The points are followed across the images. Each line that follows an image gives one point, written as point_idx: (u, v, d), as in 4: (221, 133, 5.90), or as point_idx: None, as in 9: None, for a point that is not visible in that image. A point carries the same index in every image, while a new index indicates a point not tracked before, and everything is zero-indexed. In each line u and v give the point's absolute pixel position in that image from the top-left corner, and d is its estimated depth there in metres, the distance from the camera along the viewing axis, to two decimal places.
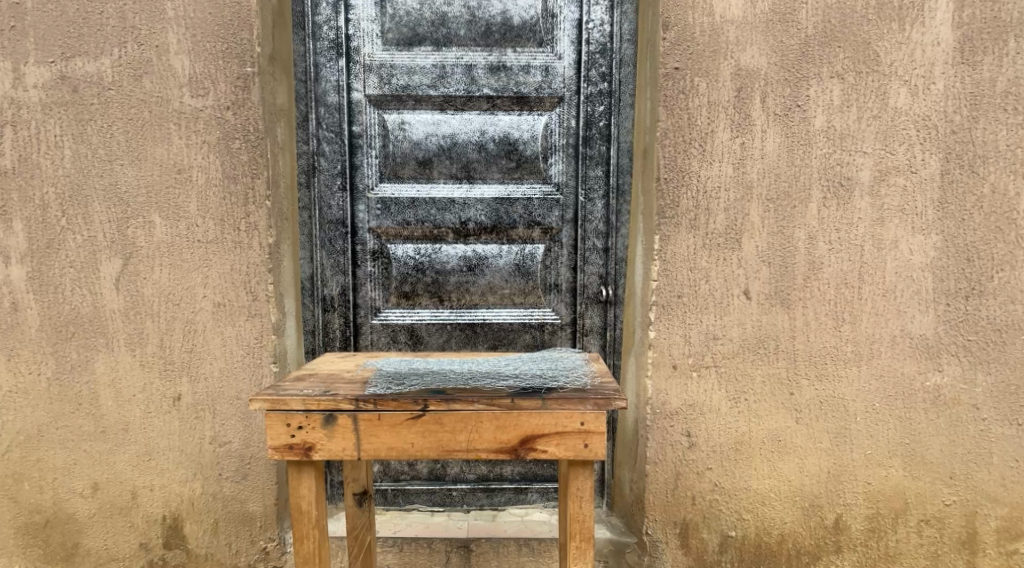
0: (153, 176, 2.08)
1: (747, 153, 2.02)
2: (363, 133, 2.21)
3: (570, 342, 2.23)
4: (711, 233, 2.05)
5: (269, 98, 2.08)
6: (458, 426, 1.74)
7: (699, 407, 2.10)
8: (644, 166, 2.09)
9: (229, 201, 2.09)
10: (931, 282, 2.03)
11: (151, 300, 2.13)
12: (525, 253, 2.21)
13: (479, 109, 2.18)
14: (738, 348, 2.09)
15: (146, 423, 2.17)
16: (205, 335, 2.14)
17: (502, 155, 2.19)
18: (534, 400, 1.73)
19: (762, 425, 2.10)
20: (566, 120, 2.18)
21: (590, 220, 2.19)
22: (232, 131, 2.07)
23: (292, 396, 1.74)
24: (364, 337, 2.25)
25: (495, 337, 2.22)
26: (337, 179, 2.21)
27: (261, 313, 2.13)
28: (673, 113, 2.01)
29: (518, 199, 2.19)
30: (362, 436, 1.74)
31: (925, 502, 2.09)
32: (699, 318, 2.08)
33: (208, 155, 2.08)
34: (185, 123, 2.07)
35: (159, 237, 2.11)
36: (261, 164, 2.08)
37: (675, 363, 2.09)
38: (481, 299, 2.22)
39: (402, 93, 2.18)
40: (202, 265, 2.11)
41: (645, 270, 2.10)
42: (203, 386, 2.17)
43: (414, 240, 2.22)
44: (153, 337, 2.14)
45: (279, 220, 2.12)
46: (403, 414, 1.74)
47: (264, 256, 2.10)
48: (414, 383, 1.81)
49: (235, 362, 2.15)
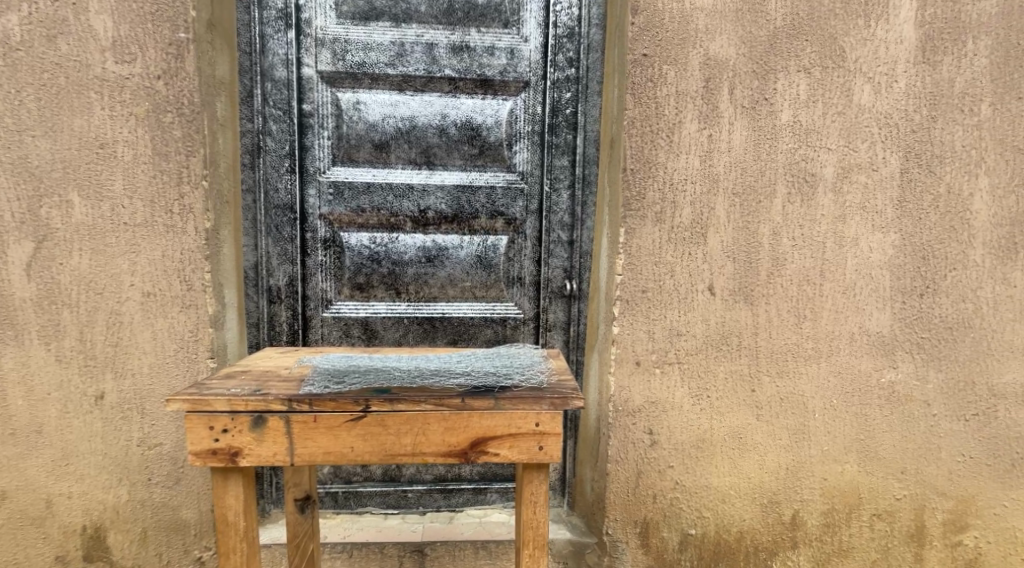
0: (72, 150, 1.88)
1: (715, 146, 1.98)
2: (314, 112, 2.07)
3: (533, 337, 2.17)
4: (677, 227, 2.00)
5: (207, 69, 1.92)
6: (404, 428, 1.57)
7: (661, 404, 2.06)
8: (610, 157, 2.03)
9: (160, 180, 1.91)
10: (889, 280, 2.05)
11: (70, 289, 1.92)
12: (487, 244, 2.14)
13: (440, 91, 2.09)
14: (701, 345, 2.05)
15: (61, 424, 1.96)
16: (132, 327, 1.96)
17: (464, 140, 2.11)
18: (485, 398, 1.56)
19: (723, 423, 2.08)
20: (531, 106, 2.11)
21: (554, 211, 2.13)
22: (163, 103, 1.89)
23: (216, 396, 1.56)
24: (314, 331, 2.11)
25: (456, 332, 2.14)
26: (285, 161, 2.06)
27: (196, 303, 1.96)
28: (640, 102, 1.95)
29: (480, 186, 2.12)
30: (297, 440, 1.57)
31: (877, 497, 2.12)
32: (664, 314, 2.03)
33: (136, 129, 1.89)
34: (108, 92, 1.87)
35: (78, 219, 1.90)
36: (198, 142, 1.91)
37: (638, 360, 2.04)
38: (440, 292, 2.13)
39: (357, 70, 2.05)
40: (129, 250, 1.93)
41: (609, 264, 2.04)
42: (129, 384, 1.98)
43: (369, 229, 2.10)
44: (71, 329, 1.94)
45: (217, 202, 1.96)
46: (342, 416, 1.57)
47: (201, 241, 1.94)
48: (353, 381, 1.62)
49: (167, 357, 1.97)
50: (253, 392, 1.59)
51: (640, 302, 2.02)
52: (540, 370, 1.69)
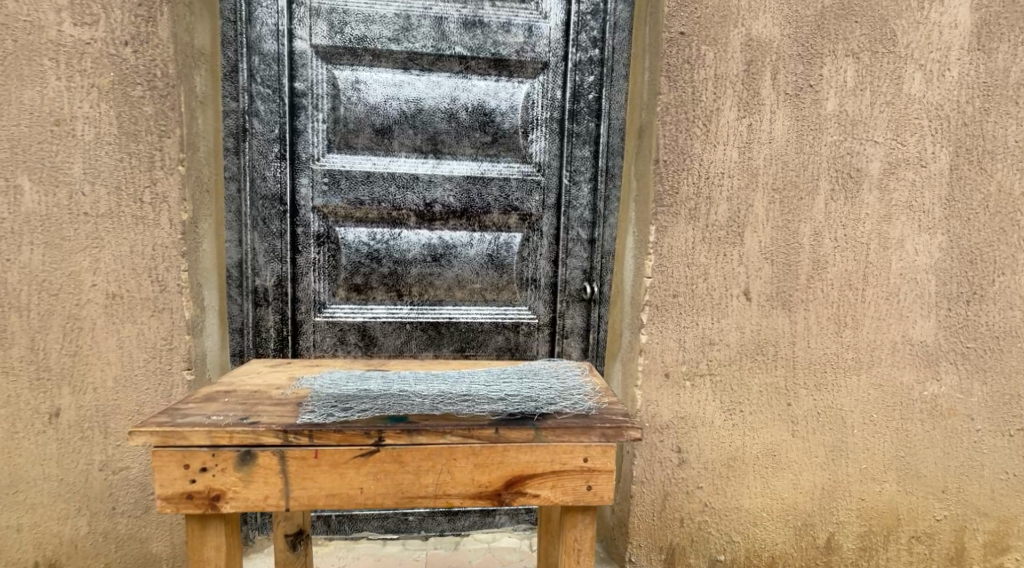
0: (21, 127, 1.62)
1: (755, 136, 1.80)
2: (308, 91, 1.81)
3: (548, 345, 1.96)
4: (712, 225, 1.82)
5: (185, 37, 1.67)
6: (425, 465, 1.36)
7: (691, 420, 1.88)
8: (638, 148, 1.83)
9: (128, 164, 1.66)
10: (934, 285, 1.90)
11: (19, 289, 1.66)
12: (499, 242, 1.91)
13: (449, 71, 1.85)
14: (735, 355, 1.87)
15: (7, 446, 1.69)
16: (93, 334, 1.69)
17: (476, 127, 1.87)
18: (525, 427, 1.37)
19: (757, 440, 1.91)
20: (550, 90, 1.89)
21: (574, 207, 1.92)
22: (131, 74, 1.64)
23: (194, 428, 1.32)
24: (305, 338, 1.86)
25: (463, 339, 1.91)
26: (274, 145, 1.80)
27: (170, 306, 1.70)
28: (676, 85, 1.76)
29: (493, 178, 1.89)
30: (293, 478, 1.34)
31: (916, 518, 1.97)
32: (696, 320, 1.85)
33: (99, 103, 1.64)
34: (66, 59, 1.62)
35: (29, 207, 1.64)
36: (174, 120, 1.66)
37: (667, 371, 1.85)
38: (447, 294, 1.89)
39: (356, 46, 1.81)
40: (90, 244, 1.67)
41: (637, 266, 1.84)
42: (90, 399, 1.71)
43: (368, 223, 1.85)
44: (21, 335, 1.67)
45: (196, 191, 1.71)
46: (348, 451, 1.35)
47: (177, 235, 1.69)
48: (364, 407, 1.39)
49: (135, 369, 1.71)
50: (239, 421, 1.35)
51: (671, 308, 1.83)
52: (582, 390, 1.49)
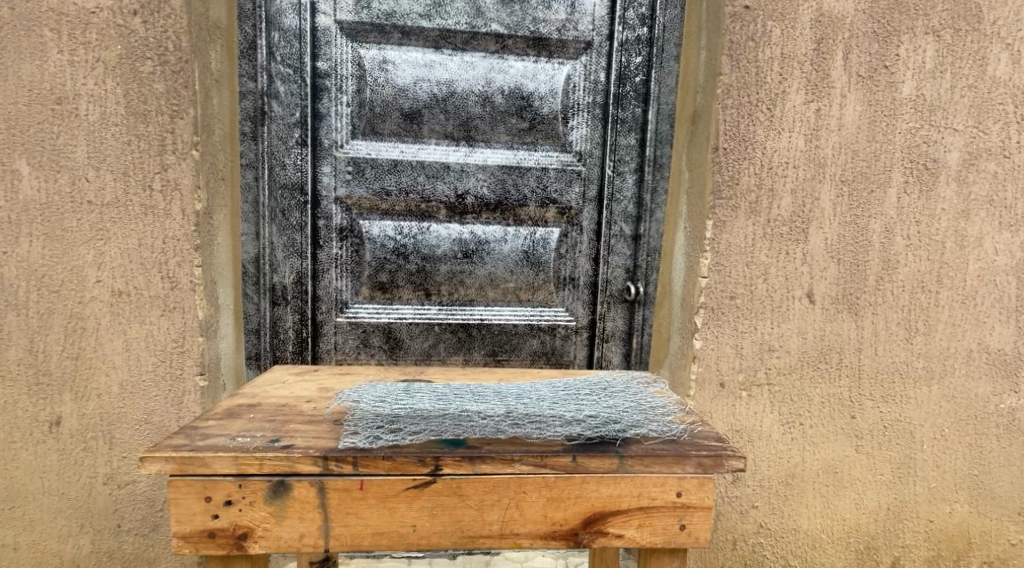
0: (19, 105, 1.48)
1: (823, 122, 1.65)
2: (331, 72, 1.65)
3: (587, 349, 1.79)
4: (774, 221, 1.67)
5: (199, 7, 1.52)
6: (489, 500, 1.24)
7: (747, 433, 1.72)
8: (692, 135, 1.67)
9: (135, 147, 1.52)
10: (1015, 288, 1.73)
11: (17, 285, 1.52)
12: (536, 238, 1.73)
13: (485, 50, 1.68)
14: (796, 362, 1.72)
15: (5, 456, 1.55)
16: (97, 335, 1.55)
17: (512, 112, 1.70)
18: (609, 457, 1.25)
19: (817, 455, 1.75)
20: (592, 72, 1.73)
21: (617, 199, 1.76)
22: (141, 47, 1.50)
23: (218, 455, 1.18)
24: (325, 340, 1.70)
25: (496, 343, 1.73)
26: (295, 131, 1.65)
27: (181, 306, 1.56)
28: (739, 66, 1.60)
29: (530, 167, 1.71)
30: (334, 513, 1.21)
31: (989, 542, 1.80)
32: (755, 325, 1.69)
33: (105, 80, 1.50)
34: (68, 30, 1.48)
35: (28, 195, 1.50)
36: (186, 99, 1.51)
37: (723, 381, 1.70)
38: (478, 294, 1.71)
39: (385, 22, 1.65)
40: (95, 236, 1.53)
41: (690, 264, 1.68)
42: (94, 406, 1.57)
43: (394, 216, 1.69)
44: (19, 336, 1.53)
45: (210, 178, 1.56)
46: (399, 482, 1.22)
47: (190, 227, 1.54)
48: (416, 430, 1.24)
49: (143, 374, 1.57)
50: (269, 446, 1.21)
51: (729, 312, 1.68)
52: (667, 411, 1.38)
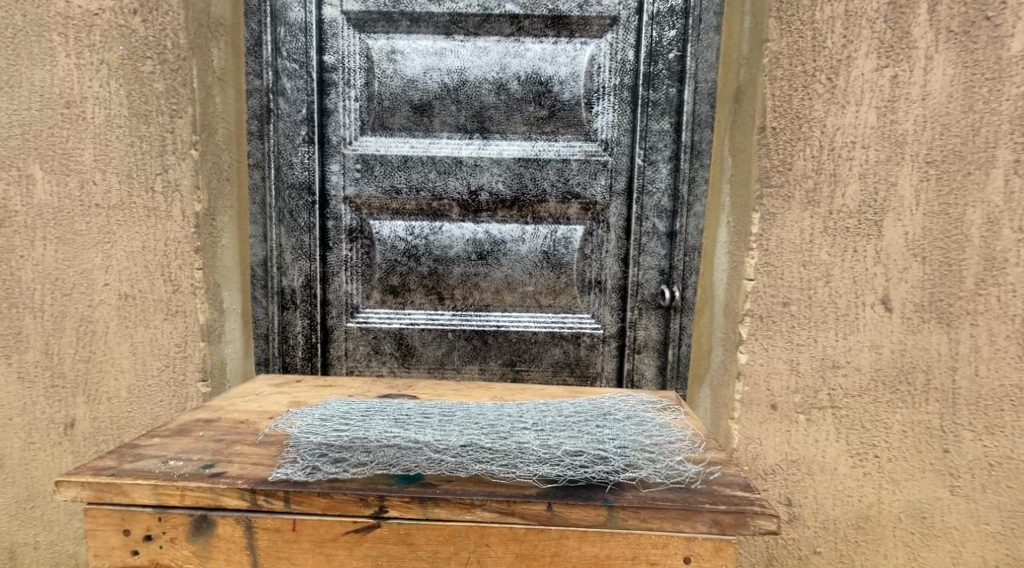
0: (32, 111, 1.48)
1: (903, 90, 1.37)
2: (338, 65, 1.57)
3: (617, 361, 1.60)
4: (837, 213, 1.40)
5: (200, 4, 1.47)
6: (445, 550, 1.07)
7: (807, 464, 1.44)
8: (736, 116, 1.45)
9: (139, 149, 1.47)
10: None
11: (33, 289, 1.52)
12: (558, 236, 1.57)
13: (499, 34, 1.53)
14: (870, 383, 1.42)
15: (24, 457, 1.56)
16: (107, 339, 1.52)
17: (530, 99, 1.54)
18: (594, 507, 1.05)
19: (898, 495, 1.43)
20: (619, 50, 1.54)
21: (649, 192, 1.56)
22: (141, 47, 1.45)
23: (136, 484, 1.07)
24: (335, 347, 1.61)
25: (514, 352, 1.58)
26: (302, 128, 1.58)
27: (183, 310, 1.49)
28: (787, 30, 1.38)
29: (550, 159, 1.55)
30: (264, 556, 1.08)
31: None
32: (814, 337, 1.42)
33: (109, 82, 1.46)
34: (75, 34, 1.46)
35: (41, 199, 1.50)
36: (186, 97, 1.46)
37: (774, 402, 1.43)
38: (495, 299, 1.57)
39: (392, 9, 1.54)
40: (102, 239, 1.50)
41: (732, 264, 1.45)
42: (105, 410, 1.54)
43: (405, 216, 1.58)
44: (36, 339, 1.53)
45: (213, 179, 1.50)
46: (340, 524, 1.07)
47: (191, 229, 1.47)
48: (362, 461, 1.09)
49: (149, 379, 1.52)
50: (197, 474, 1.09)
51: (783, 321, 1.42)
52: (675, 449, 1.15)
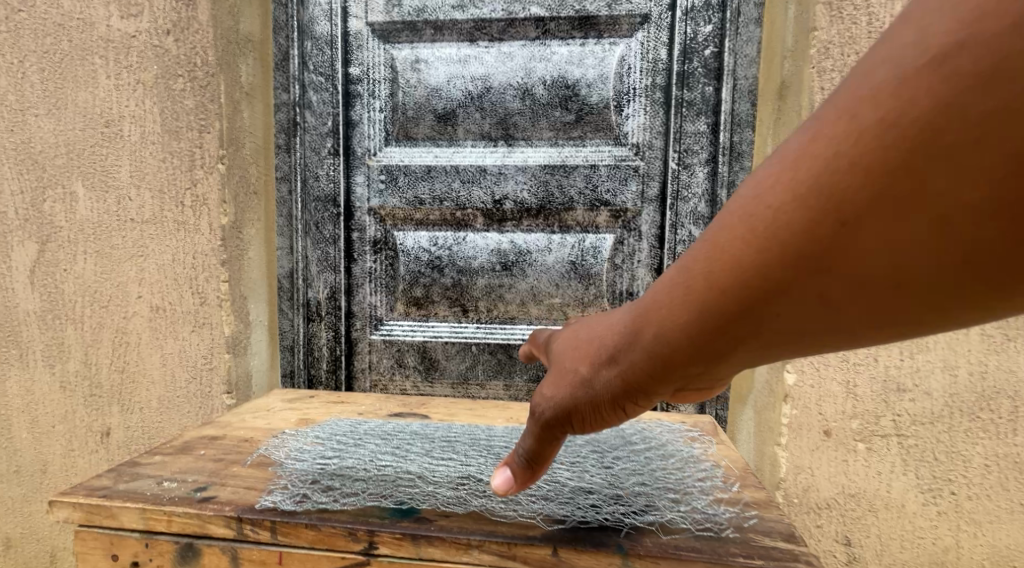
0: (76, 131, 1.38)
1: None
2: (363, 77, 1.55)
3: None
4: None
5: (228, 20, 1.41)
6: None
7: (868, 500, 1.25)
8: (779, 115, 1.30)
9: (170, 165, 1.39)
10: None
11: (73, 301, 1.42)
12: (585, 245, 1.49)
13: (524, 38, 1.48)
14: (939, 411, 1.23)
15: (66, 465, 1.46)
16: (139, 351, 1.43)
17: (556, 103, 1.48)
18: (606, 554, 0.92)
19: (979, 539, 1.23)
20: (651, 49, 1.45)
21: (684, 197, 1.46)
22: (174, 65, 1.37)
23: (125, 507, 0.99)
24: (359, 360, 1.60)
25: (540, 368, 1.53)
26: (327, 140, 1.56)
27: (209, 322, 1.42)
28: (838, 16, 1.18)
29: (577, 166, 1.48)
30: None
31: None
32: (875, 355, 1.24)
33: (145, 100, 1.38)
34: (114, 56, 1.37)
35: (84, 215, 1.40)
36: (215, 113, 1.39)
37: (828, 428, 1.26)
38: (520, 311, 1.52)
39: (416, 19, 1.51)
40: (136, 252, 1.40)
41: None
42: (137, 420, 1.45)
43: (429, 226, 1.54)
44: (75, 348, 1.43)
45: (239, 191, 1.45)
46: (326, 560, 0.97)
47: (217, 243, 1.41)
48: (353, 491, 1.02)
49: (177, 391, 1.44)
50: (188, 498, 1.02)
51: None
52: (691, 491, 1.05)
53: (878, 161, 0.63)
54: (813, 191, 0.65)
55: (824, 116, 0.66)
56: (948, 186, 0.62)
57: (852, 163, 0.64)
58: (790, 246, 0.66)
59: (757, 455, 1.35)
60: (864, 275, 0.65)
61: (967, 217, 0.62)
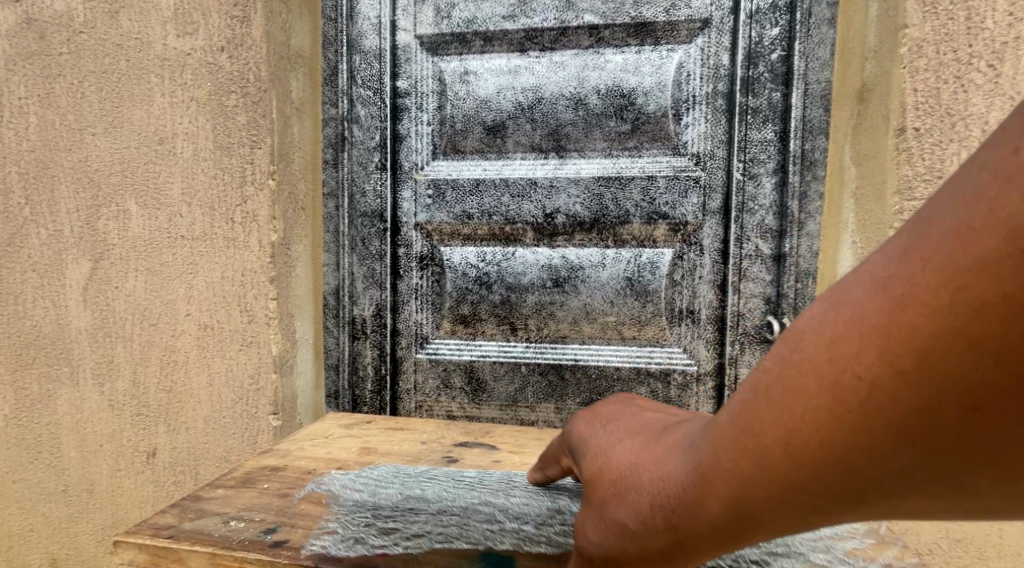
0: (130, 148, 1.36)
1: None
2: (411, 90, 1.52)
3: (715, 404, 1.43)
4: None
5: (280, 35, 1.36)
6: None
7: (976, 547, 1.13)
8: (861, 121, 1.22)
9: (222, 181, 1.35)
10: None
11: (124, 319, 1.40)
12: (642, 261, 1.44)
13: (577, 47, 1.44)
14: None
15: (111, 485, 1.45)
16: (186, 369, 1.40)
17: (611, 113, 1.43)
18: None
19: None
20: (712, 55, 1.40)
21: (750, 209, 1.39)
22: (226, 82, 1.33)
23: (193, 551, 0.92)
24: (405, 380, 1.55)
25: (593, 391, 1.47)
26: (375, 155, 1.53)
27: (257, 340, 1.38)
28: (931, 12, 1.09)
29: (633, 178, 1.43)
30: None
31: None
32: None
33: (198, 118, 1.34)
34: (170, 74, 1.34)
35: (136, 233, 1.38)
36: (266, 128, 1.34)
37: None
38: (572, 330, 1.46)
39: (466, 30, 1.48)
40: (185, 270, 1.38)
41: None
42: (184, 440, 1.42)
43: (477, 241, 1.50)
44: (124, 368, 1.41)
45: (288, 208, 1.40)
46: None
47: (267, 259, 1.36)
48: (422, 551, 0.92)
49: (225, 411, 1.40)
50: (258, 541, 0.94)
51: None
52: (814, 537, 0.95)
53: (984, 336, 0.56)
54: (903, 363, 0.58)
55: (907, 287, 0.58)
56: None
57: (950, 338, 0.57)
58: (885, 429, 0.59)
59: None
60: (969, 458, 0.58)
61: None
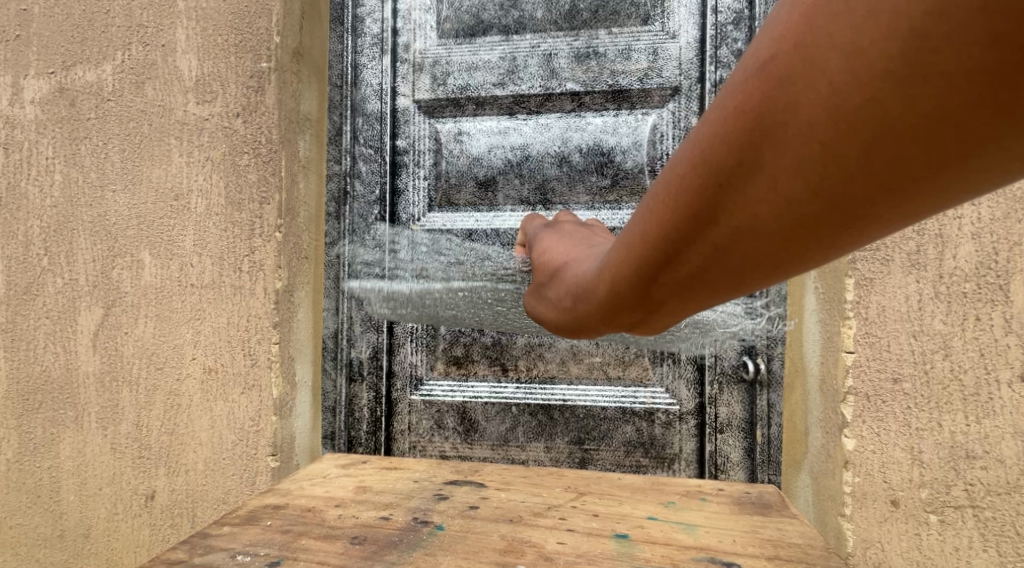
0: (146, 205, 1.45)
1: None
2: (409, 148, 1.62)
3: (696, 441, 1.50)
4: (951, 278, 1.18)
5: (291, 102, 1.45)
6: None
7: None
8: None
9: (231, 234, 1.43)
10: None
11: (132, 365, 1.47)
12: None
13: (561, 110, 1.55)
14: (1017, 482, 1.15)
15: (108, 528, 1.49)
16: (190, 412, 1.46)
17: (592, 170, 1.54)
18: None
19: None
20: (682, 118, 1.51)
21: None
22: (240, 145, 1.43)
23: None
24: (399, 421, 1.62)
25: (582, 429, 1.54)
26: (375, 207, 1.62)
27: (259, 384, 1.44)
28: None
29: (614, 228, 1.53)
30: None
31: None
32: (938, 420, 1.18)
33: (212, 176, 1.43)
34: (188, 137, 1.43)
35: (148, 282, 1.46)
36: (275, 186, 1.42)
37: (895, 497, 1.19)
38: (560, 370, 1.55)
39: (460, 95, 1.59)
40: (194, 317, 1.45)
41: (828, 335, 1.26)
42: (183, 482, 1.47)
43: None
44: (132, 413, 1.48)
45: (292, 258, 1.47)
46: None
47: (270, 305, 1.43)
48: None
49: (225, 452, 1.46)
50: None
51: (895, 402, 1.20)
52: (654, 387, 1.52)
53: (851, 68, 0.59)
54: (786, 110, 0.62)
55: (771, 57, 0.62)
56: (931, 92, 0.57)
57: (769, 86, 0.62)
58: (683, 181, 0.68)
59: (817, 522, 1.27)
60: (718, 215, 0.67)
61: (960, 110, 0.57)
